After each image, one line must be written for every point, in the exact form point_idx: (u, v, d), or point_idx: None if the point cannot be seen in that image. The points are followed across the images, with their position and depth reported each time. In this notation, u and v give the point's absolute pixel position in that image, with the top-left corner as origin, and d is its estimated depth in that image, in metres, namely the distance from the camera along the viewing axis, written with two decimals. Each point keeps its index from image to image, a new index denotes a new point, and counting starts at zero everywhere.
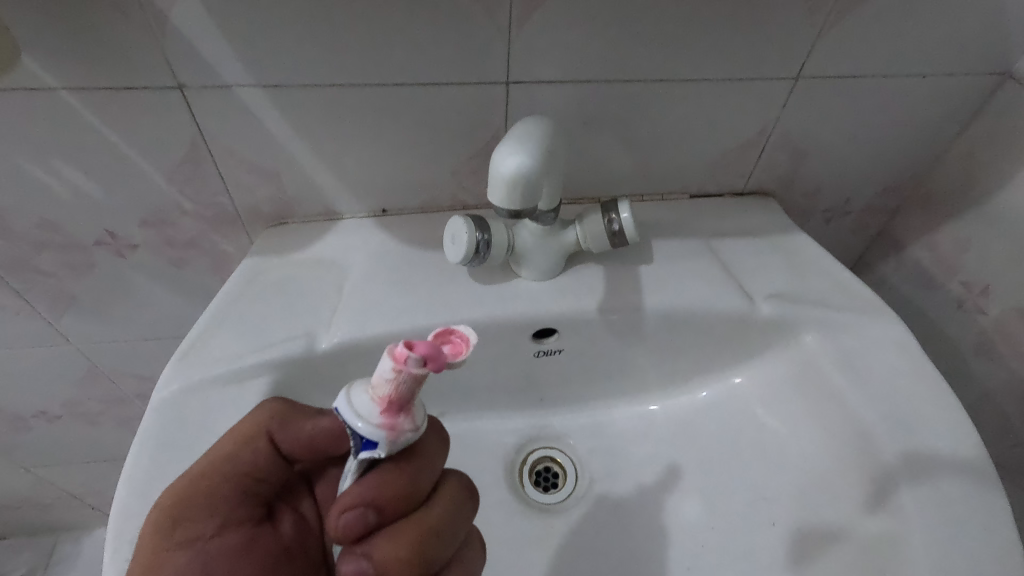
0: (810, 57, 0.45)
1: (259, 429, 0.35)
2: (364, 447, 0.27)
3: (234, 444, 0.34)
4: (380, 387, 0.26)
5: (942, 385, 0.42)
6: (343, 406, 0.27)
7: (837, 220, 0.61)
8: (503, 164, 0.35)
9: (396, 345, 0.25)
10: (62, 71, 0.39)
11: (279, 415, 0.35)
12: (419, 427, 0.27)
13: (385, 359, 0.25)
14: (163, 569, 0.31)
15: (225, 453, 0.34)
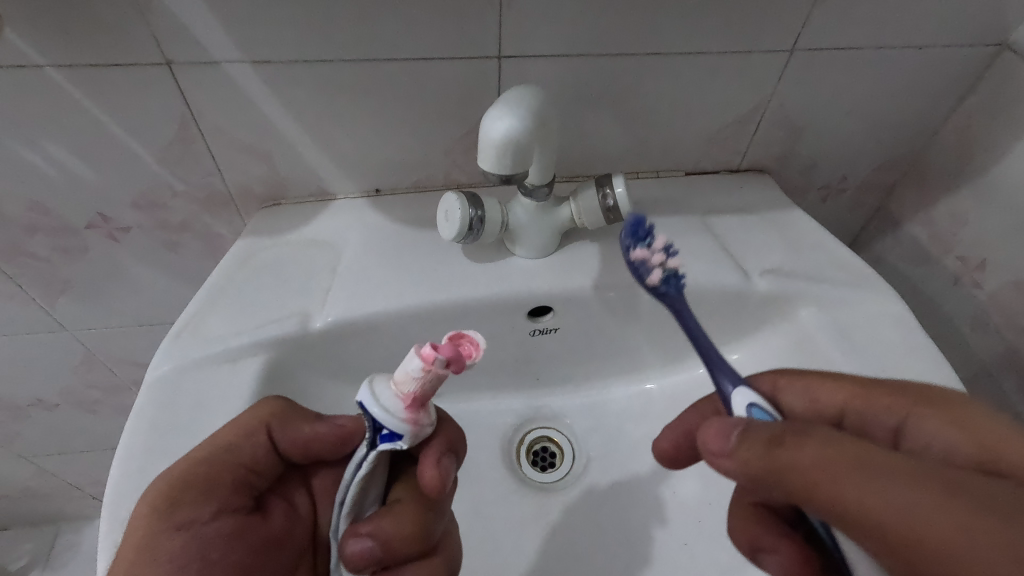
0: (805, 28, 0.45)
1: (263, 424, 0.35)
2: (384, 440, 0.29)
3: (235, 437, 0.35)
4: (406, 384, 0.28)
5: (938, 357, 0.42)
6: (366, 397, 0.29)
7: (833, 198, 0.61)
8: (494, 128, 0.34)
9: (424, 346, 0.27)
10: (48, 48, 0.39)
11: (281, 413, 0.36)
12: (433, 422, 0.30)
13: (414, 359, 0.27)
14: (161, 551, 0.30)
15: (225, 443, 0.34)
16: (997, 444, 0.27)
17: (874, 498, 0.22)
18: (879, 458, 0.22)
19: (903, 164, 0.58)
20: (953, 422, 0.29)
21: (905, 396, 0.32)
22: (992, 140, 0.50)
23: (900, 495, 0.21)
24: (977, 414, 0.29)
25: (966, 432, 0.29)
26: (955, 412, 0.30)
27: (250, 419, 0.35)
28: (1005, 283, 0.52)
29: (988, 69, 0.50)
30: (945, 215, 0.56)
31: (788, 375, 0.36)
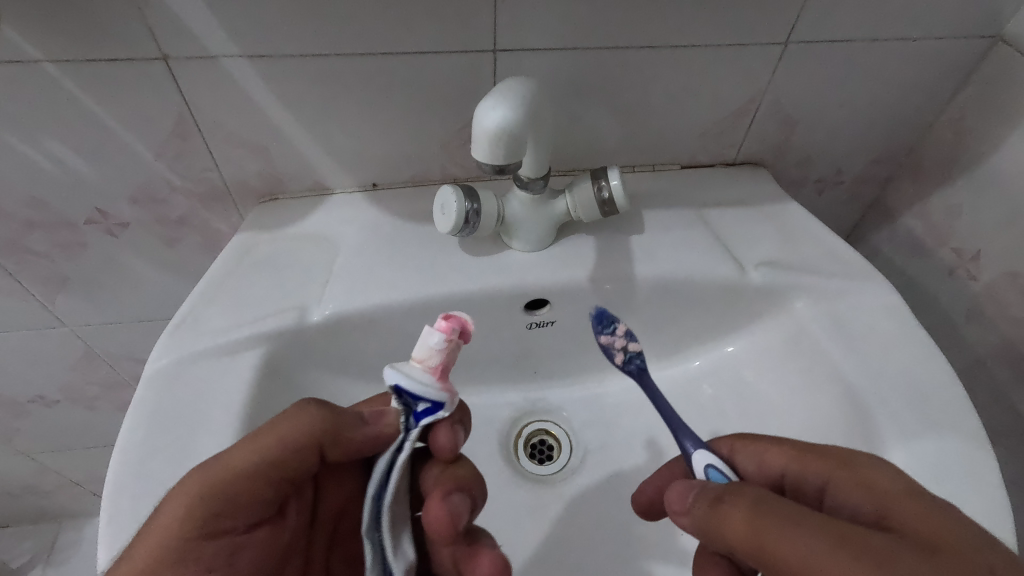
0: (798, 21, 0.45)
1: (308, 438, 0.33)
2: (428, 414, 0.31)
3: (276, 451, 0.32)
4: (433, 354, 0.30)
5: (932, 347, 0.42)
6: (395, 384, 0.30)
7: (829, 190, 0.61)
8: (487, 118, 0.35)
9: (439, 320, 0.30)
10: (45, 43, 0.39)
11: (329, 424, 0.33)
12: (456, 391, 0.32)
13: (432, 334, 0.30)
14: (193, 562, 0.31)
15: (264, 457, 0.32)
16: (893, 497, 0.28)
17: (781, 545, 0.26)
18: (794, 515, 0.27)
19: (898, 157, 0.58)
20: (863, 483, 0.30)
21: (827, 459, 0.32)
22: (986, 131, 0.51)
23: (800, 548, 0.25)
24: (889, 476, 0.29)
25: (874, 494, 0.29)
26: (863, 475, 0.30)
27: (294, 433, 0.33)
28: (1000, 273, 0.52)
29: (982, 61, 0.50)
30: (940, 207, 0.56)
31: (743, 437, 0.37)
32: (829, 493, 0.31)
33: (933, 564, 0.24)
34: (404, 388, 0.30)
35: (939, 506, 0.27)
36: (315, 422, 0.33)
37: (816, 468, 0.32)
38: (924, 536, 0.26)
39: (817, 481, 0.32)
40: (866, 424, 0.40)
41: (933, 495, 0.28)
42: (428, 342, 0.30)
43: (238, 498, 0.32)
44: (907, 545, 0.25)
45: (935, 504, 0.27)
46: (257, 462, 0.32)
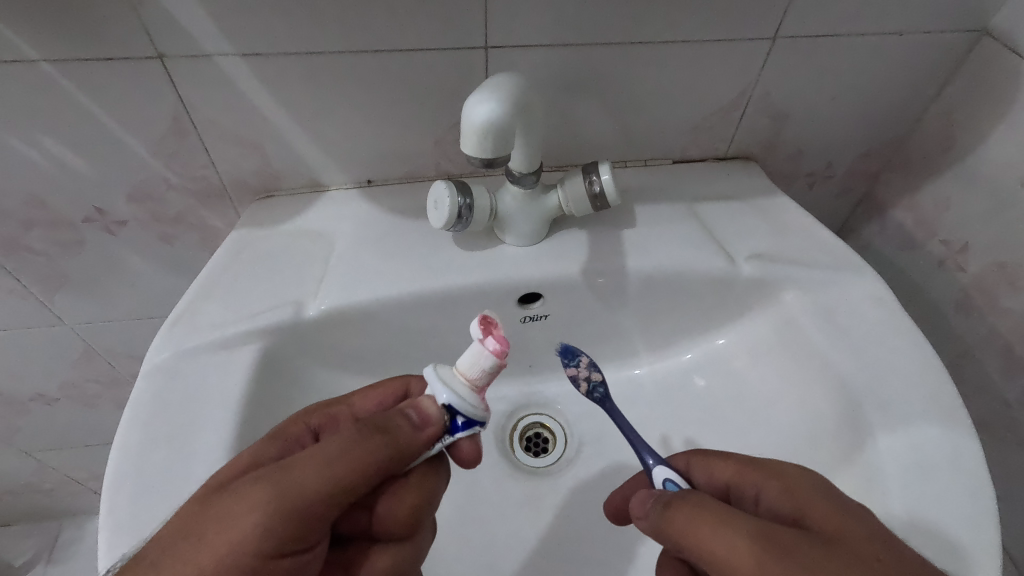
0: (786, 16, 0.46)
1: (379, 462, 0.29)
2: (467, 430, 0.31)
3: (348, 483, 0.28)
4: (482, 373, 0.31)
5: (918, 337, 0.43)
6: (441, 393, 0.31)
7: (820, 184, 0.61)
8: (475, 112, 0.35)
9: (495, 343, 0.31)
10: (42, 43, 0.39)
11: (396, 446, 0.30)
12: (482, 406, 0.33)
13: (487, 357, 0.31)
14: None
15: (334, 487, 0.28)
16: (809, 499, 0.30)
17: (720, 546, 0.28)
18: (725, 516, 0.29)
19: (888, 151, 0.59)
20: (786, 489, 0.31)
21: (761, 469, 0.33)
22: (974, 124, 0.51)
23: (729, 548, 0.27)
24: (808, 482, 0.31)
25: (795, 500, 0.30)
26: (788, 481, 0.31)
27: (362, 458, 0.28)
28: (988, 264, 0.53)
29: (969, 55, 0.50)
30: (929, 200, 0.57)
31: (699, 452, 0.37)
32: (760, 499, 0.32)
33: (834, 555, 0.27)
34: (449, 404, 0.31)
35: (843, 503, 0.29)
36: (382, 447, 0.29)
37: (753, 478, 0.33)
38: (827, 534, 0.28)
39: (751, 490, 0.33)
40: (854, 412, 0.41)
41: (844, 498, 0.30)
42: (480, 361, 0.31)
43: (304, 532, 0.28)
44: (814, 541, 0.27)
45: (842, 506, 0.29)
46: (324, 494, 0.28)
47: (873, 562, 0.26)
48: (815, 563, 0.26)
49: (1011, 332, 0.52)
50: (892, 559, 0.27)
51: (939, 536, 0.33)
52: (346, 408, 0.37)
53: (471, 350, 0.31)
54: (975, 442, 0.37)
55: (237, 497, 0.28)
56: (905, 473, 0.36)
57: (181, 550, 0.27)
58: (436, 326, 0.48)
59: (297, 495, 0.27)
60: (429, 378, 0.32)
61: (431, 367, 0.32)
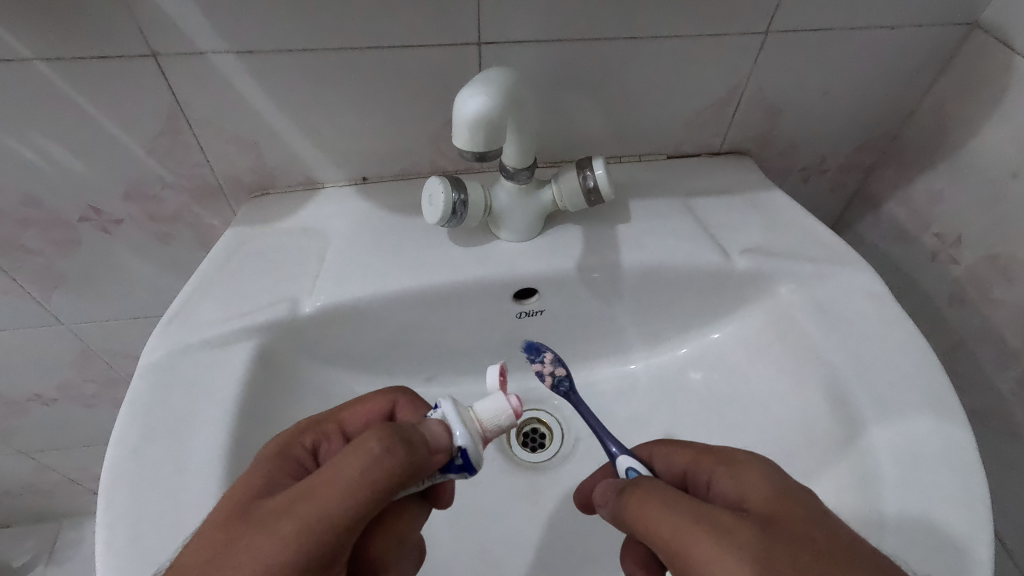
0: (777, 11, 0.46)
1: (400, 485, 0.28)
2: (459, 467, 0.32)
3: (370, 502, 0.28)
4: (495, 425, 0.34)
5: (911, 328, 0.43)
6: (457, 423, 0.32)
7: (814, 178, 0.62)
8: (467, 106, 0.35)
9: (517, 400, 0.35)
10: (36, 41, 0.40)
11: (415, 467, 0.29)
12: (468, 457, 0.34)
13: (508, 407, 0.34)
14: None
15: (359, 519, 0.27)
16: (752, 484, 0.30)
17: (661, 522, 0.29)
18: (672, 498, 0.29)
19: (881, 145, 0.59)
20: (731, 472, 0.31)
21: (713, 455, 0.33)
22: (966, 116, 0.51)
23: (671, 526, 0.28)
24: (754, 466, 0.30)
25: (739, 483, 0.30)
26: (735, 465, 0.31)
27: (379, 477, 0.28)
28: (980, 256, 0.53)
29: (960, 48, 0.51)
30: (922, 194, 0.57)
31: (661, 441, 0.37)
32: (711, 485, 0.32)
33: (767, 538, 0.26)
34: (462, 446, 0.32)
35: (785, 486, 0.29)
36: (402, 463, 0.29)
37: (705, 464, 0.33)
38: (766, 518, 0.28)
39: (702, 476, 0.33)
40: (847, 404, 0.41)
41: (788, 481, 0.30)
42: (500, 415, 0.34)
43: (334, 565, 0.27)
44: (751, 521, 0.27)
45: (782, 488, 0.29)
46: (352, 523, 0.27)
47: (806, 542, 0.26)
48: (743, 545, 0.26)
49: (1004, 324, 0.52)
50: (824, 539, 0.27)
51: (932, 525, 0.33)
52: (335, 422, 0.36)
53: (494, 402, 0.34)
54: (967, 431, 0.38)
55: (259, 532, 0.27)
56: (898, 463, 0.37)
57: None
58: (432, 322, 0.49)
59: (323, 528, 0.27)
60: (445, 412, 0.33)
61: (448, 401, 0.33)
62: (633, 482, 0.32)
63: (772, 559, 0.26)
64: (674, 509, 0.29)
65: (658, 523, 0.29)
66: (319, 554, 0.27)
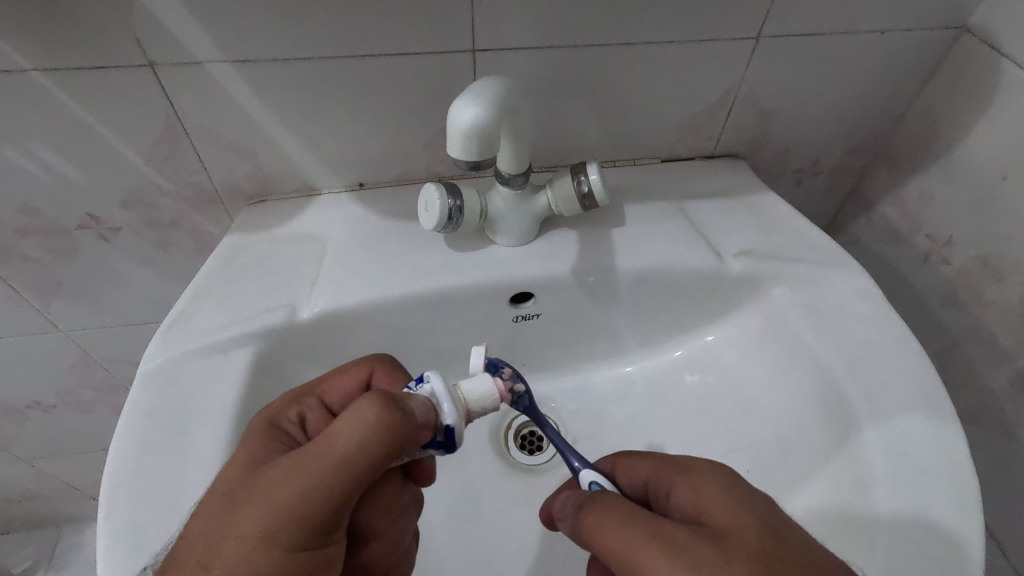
0: (769, 16, 0.46)
1: (395, 452, 0.28)
2: (442, 445, 0.31)
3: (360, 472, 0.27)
4: (480, 408, 0.33)
5: (903, 329, 0.44)
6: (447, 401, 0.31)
7: (807, 180, 0.62)
8: (460, 116, 0.36)
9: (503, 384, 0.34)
10: (33, 52, 0.40)
11: (409, 435, 0.28)
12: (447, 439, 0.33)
13: (494, 391, 0.34)
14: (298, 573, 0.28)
15: (355, 485, 0.28)
16: (708, 497, 0.30)
17: (617, 538, 0.29)
18: (628, 514, 0.30)
19: (873, 146, 0.60)
20: (689, 482, 0.31)
21: (672, 465, 0.33)
22: (956, 118, 0.52)
23: (627, 543, 0.28)
24: (711, 474, 0.31)
25: (696, 493, 0.31)
26: (693, 475, 0.32)
27: (366, 449, 0.27)
28: (972, 256, 0.54)
29: (950, 51, 0.51)
30: (914, 195, 0.58)
31: (623, 453, 0.38)
32: (669, 497, 0.32)
33: (721, 550, 0.27)
34: (450, 425, 0.31)
35: (740, 496, 0.29)
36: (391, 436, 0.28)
37: (665, 475, 0.33)
38: (720, 531, 0.28)
39: (663, 486, 0.33)
40: (841, 405, 0.41)
41: (747, 491, 0.30)
42: (487, 399, 0.33)
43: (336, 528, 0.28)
44: (704, 535, 0.28)
45: (738, 497, 0.29)
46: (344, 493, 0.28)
47: (757, 553, 0.27)
48: (698, 560, 0.26)
49: (995, 323, 0.53)
50: (778, 551, 0.27)
51: (925, 527, 0.34)
52: (315, 395, 0.37)
53: (484, 385, 0.34)
54: (958, 430, 0.38)
55: (256, 504, 0.28)
56: (888, 463, 0.37)
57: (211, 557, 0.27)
58: (430, 326, 0.49)
59: (315, 497, 0.27)
60: (434, 388, 0.31)
61: (439, 377, 0.32)
62: (590, 495, 0.32)
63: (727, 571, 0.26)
64: (629, 526, 0.29)
65: (613, 537, 0.29)
66: (321, 519, 0.28)
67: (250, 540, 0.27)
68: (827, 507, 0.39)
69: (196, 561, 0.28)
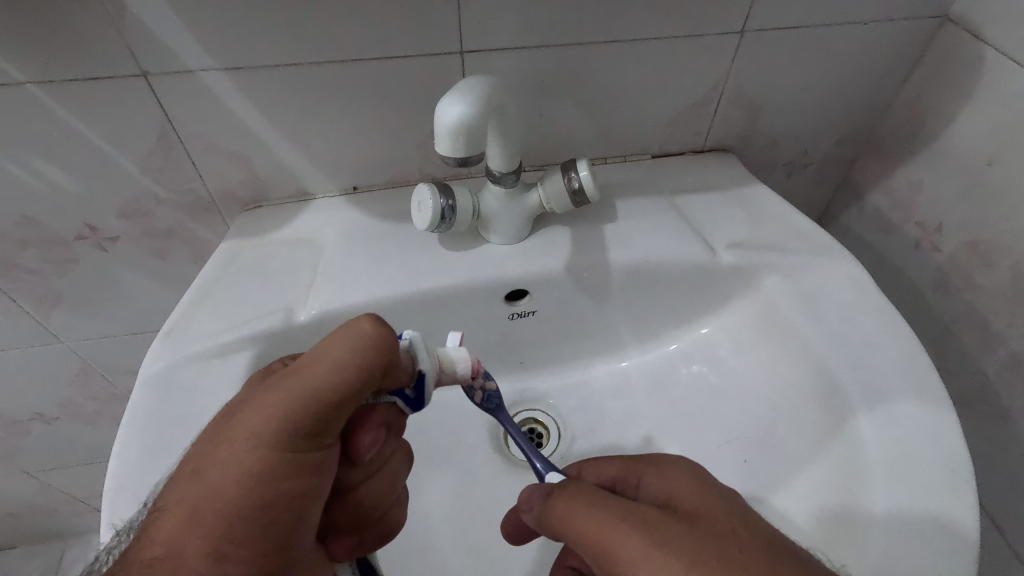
0: (751, 10, 0.47)
1: (380, 367, 0.28)
2: (416, 407, 0.34)
3: (347, 386, 0.28)
4: (452, 372, 0.35)
5: (894, 315, 0.44)
6: (422, 362, 0.33)
7: (798, 172, 0.63)
8: (447, 113, 0.36)
9: (477, 361, 0.36)
10: (26, 65, 0.41)
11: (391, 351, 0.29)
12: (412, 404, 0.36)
13: (467, 365, 0.36)
14: (286, 482, 0.28)
15: (339, 399, 0.28)
16: (678, 484, 0.31)
17: (586, 521, 0.29)
18: (597, 497, 0.30)
19: (861, 136, 0.60)
20: (660, 473, 0.33)
21: (642, 460, 0.35)
22: (941, 106, 0.53)
23: (596, 524, 0.29)
24: (679, 465, 0.33)
25: (667, 482, 0.32)
26: (662, 465, 0.33)
27: (348, 362, 0.28)
28: (962, 242, 0.54)
29: (932, 40, 0.52)
30: (903, 183, 0.58)
31: (589, 459, 0.40)
32: (639, 488, 0.33)
33: (690, 527, 0.28)
34: (421, 370, 0.33)
35: (709, 487, 0.30)
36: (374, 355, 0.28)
37: (635, 468, 0.35)
38: (689, 512, 0.29)
39: (632, 479, 0.34)
40: (836, 393, 0.42)
41: (713, 484, 0.31)
42: (460, 363, 0.35)
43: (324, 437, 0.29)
44: (676, 517, 0.28)
45: (705, 486, 0.31)
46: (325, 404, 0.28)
47: (726, 533, 0.27)
48: (669, 534, 0.27)
49: (987, 308, 0.53)
50: (746, 532, 0.27)
51: (922, 515, 0.34)
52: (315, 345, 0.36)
53: (458, 352, 0.36)
54: (950, 412, 0.38)
55: (250, 413, 0.29)
56: (885, 449, 0.37)
57: (213, 460, 0.29)
58: (426, 325, 0.49)
59: (305, 408, 0.28)
60: (412, 340, 0.33)
61: (411, 332, 0.33)
62: (559, 484, 0.33)
63: (698, 543, 0.27)
64: (598, 509, 0.29)
65: (583, 518, 0.30)
66: (307, 425, 0.28)
67: (238, 444, 0.28)
68: (826, 496, 0.40)
69: (192, 470, 0.29)
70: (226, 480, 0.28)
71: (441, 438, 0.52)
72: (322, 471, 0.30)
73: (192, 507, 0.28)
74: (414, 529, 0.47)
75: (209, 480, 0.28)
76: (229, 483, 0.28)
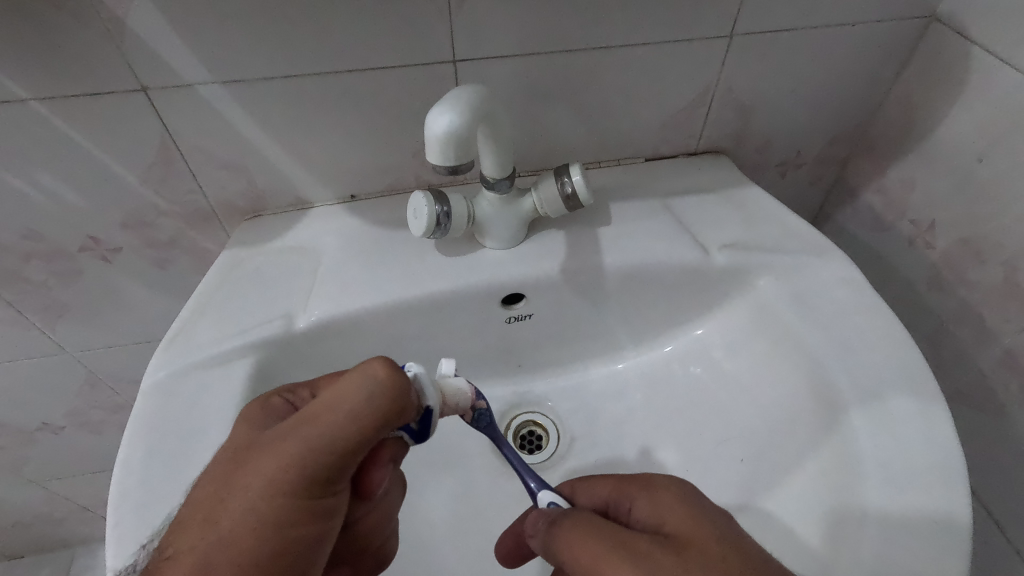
0: (740, 13, 0.48)
1: (396, 412, 0.30)
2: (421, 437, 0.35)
3: (363, 433, 0.29)
4: (453, 401, 0.38)
5: (884, 312, 0.45)
6: (428, 397, 0.34)
7: (792, 173, 0.63)
8: (435, 124, 0.37)
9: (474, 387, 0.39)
10: (29, 82, 0.42)
11: (408, 396, 0.30)
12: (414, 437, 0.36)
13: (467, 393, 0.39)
14: (300, 525, 0.29)
15: (354, 446, 0.29)
16: (670, 510, 0.31)
17: (584, 549, 0.30)
18: (596, 526, 0.31)
19: (852, 136, 0.61)
20: (648, 497, 0.33)
21: (634, 482, 0.35)
22: (931, 104, 0.53)
23: (593, 554, 0.30)
24: (671, 489, 0.32)
25: (657, 508, 0.32)
26: (653, 489, 0.33)
27: (366, 410, 0.29)
28: (954, 239, 0.54)
29: (921, 39, 0.53)
30: (896, 181, 0.59)
31: (583, 477, 0.40)
32: (631, 513, 0.33)
33: (682, 560, 0.28)
34: (429, 405, 0.34)
35: (702, 509, 0.31)
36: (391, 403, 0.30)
37: (627, 491, 0.35)
38: (680, 540, 0.29)
39: (625, 501, 0.34)
40: (828, 392, 0.42)
41: (703, 503, 0.31)
42: (459, 393, 0.38)
43: (337, 480, 0.30)
44: (665, 546, 0.29)
45: (693, 510, 0.31)
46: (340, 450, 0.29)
47: (716, 562, 0.28)
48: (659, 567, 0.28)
49: (980, 304, 0.54)
50: (738, 560, 0.28)
51: (914, 514, 0.34)
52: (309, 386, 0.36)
53: (458, 382, 0.39)
54: (941, 409, 0.39)
55: (264, 458, 0.29)
56: (878, 449, 0.37)
57: (226, 505, 0.29)
58: (424, 331, 0.50)
59: (324, 454, 0.29)
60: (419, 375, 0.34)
61: (416, 367, 0.35)
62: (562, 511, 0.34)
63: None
64: (596, 539, 0.30)
65: (582, 545, 0.30)
66: (324, 473, 0.29)
67: (254, 493, 0.29)
68: (821, 496, 0.40)
69: (204, 517, 0.29)
70: (242, 526, 0.29)
71: (441, 442, 0.52)
72: (333, 513, 0.31)
73: (203, 555, 0.28)
74: (414, 533, 0.47)
75: (222, 527, 0.29)
76: (245, 533, 0.29)
